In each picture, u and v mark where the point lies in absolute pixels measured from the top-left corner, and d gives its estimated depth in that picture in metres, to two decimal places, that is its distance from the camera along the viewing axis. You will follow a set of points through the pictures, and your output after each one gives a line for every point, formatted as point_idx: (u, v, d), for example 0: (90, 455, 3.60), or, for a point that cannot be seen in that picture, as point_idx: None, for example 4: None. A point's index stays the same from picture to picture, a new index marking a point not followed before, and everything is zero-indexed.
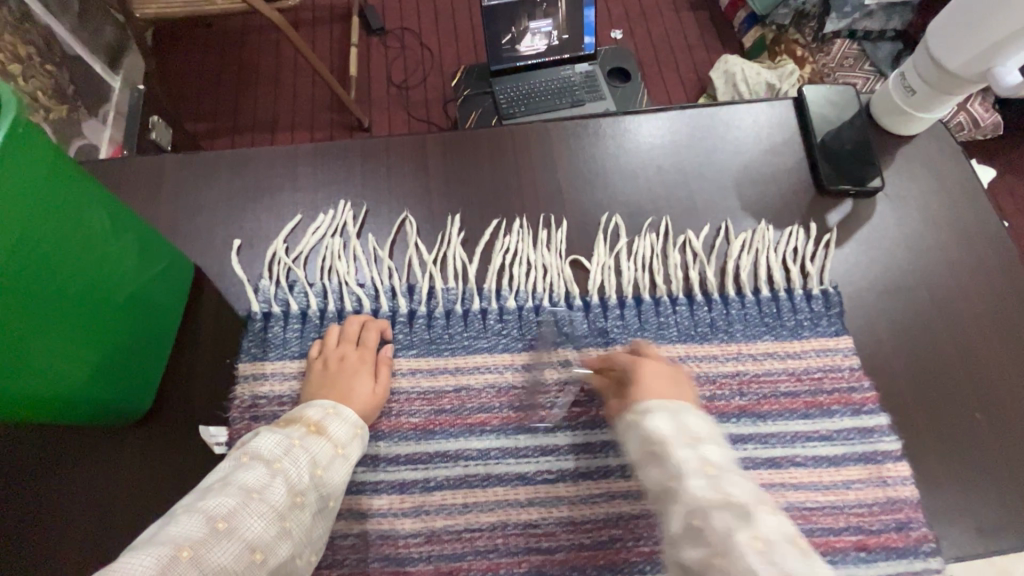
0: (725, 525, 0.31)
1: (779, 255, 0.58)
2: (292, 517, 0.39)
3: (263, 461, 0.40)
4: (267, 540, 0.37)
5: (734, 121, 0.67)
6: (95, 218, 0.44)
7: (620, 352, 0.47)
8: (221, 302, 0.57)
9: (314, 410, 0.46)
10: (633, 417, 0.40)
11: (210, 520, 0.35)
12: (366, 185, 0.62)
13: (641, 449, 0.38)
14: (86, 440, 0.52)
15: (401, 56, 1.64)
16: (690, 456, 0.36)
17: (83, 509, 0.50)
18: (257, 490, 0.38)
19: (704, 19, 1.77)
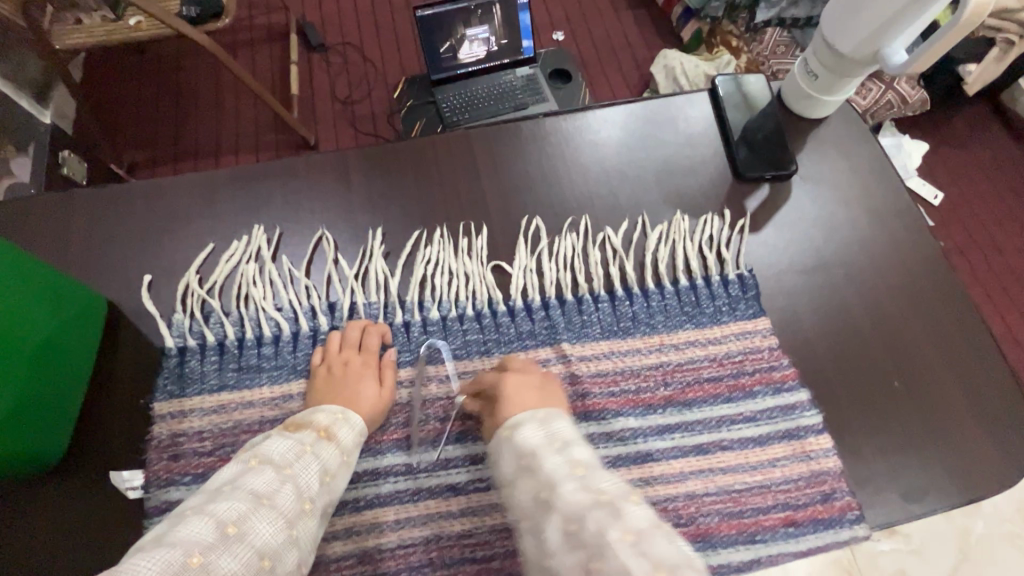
0: (595, 524, 0.34)
1: (696, 244, 0.59)
2: (301, 522, 0.38)
3: (274, 466, 0.39)
4: (276, 546, 0.36)
5: (652, 115, 0.68)
6: None
7: (486, 372, 0.49)
8: (133, 339, 0.54)
9: (324, 415, 0.46)
10: (505, 433, 0.43)
11: (225, 524, 0.34)
12: (286, 205, 0.61)
13: (514, 465, 0.40)
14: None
15: (344, 71, 1.63)
16: (547, 469, 0.38)
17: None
18: (267, 495, 0.37)
19: (643, 17, 1.80)
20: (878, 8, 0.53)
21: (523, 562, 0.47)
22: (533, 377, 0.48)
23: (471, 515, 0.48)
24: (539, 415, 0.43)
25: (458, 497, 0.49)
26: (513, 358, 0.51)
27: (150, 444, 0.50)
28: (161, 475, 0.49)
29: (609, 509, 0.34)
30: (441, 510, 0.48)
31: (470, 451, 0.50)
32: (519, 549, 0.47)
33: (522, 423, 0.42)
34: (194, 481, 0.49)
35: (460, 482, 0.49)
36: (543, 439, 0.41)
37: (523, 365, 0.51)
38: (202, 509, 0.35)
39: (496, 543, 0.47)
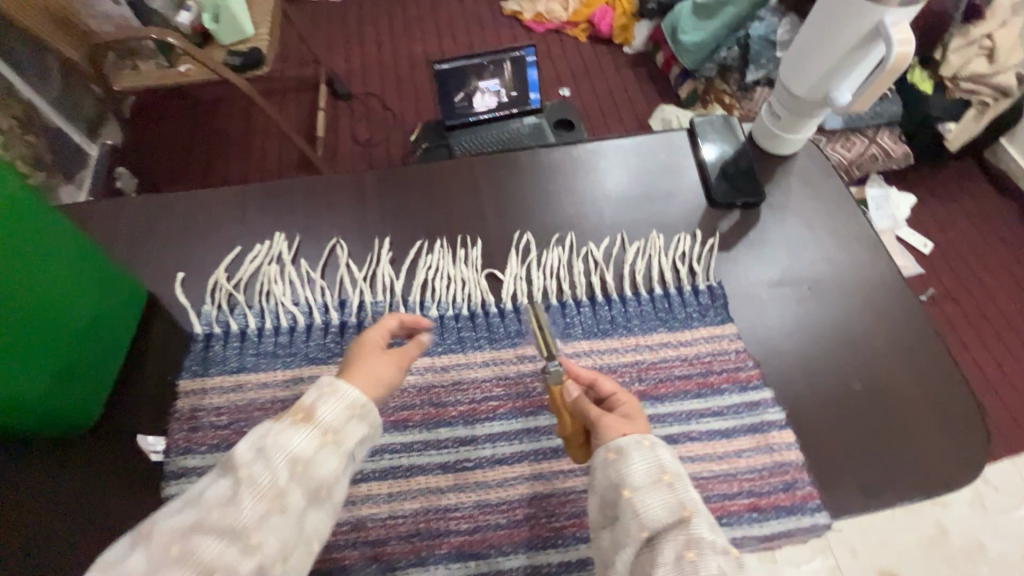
0: (721, 565, 0.36)
1: (670, 258, 0.66)
2: (327, 487, 0.40)
3: (315, 430, 0.40)
4: (310, 503, 0.39)
5: (635, 149, 0.76)
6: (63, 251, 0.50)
7: (604, 378, 0.48)
8: (165, 325, 0.61)
9: (313, 393, 0.42)
10: (642, 439, 0.43)
11: (242, 484, 0.37)
12: (308, 216, 0.69)
13: (652, 475, 0.40)
14: (24, 459, 0.54)
15: (367, 118, 1.78)
16: (691, 499, 0.40)
17: (18, 524, 0.51)
18: (303, 459, 0.39)
19: (644, 76, 1.96)
20: (824, 55, 0.60)
21: (504, 536, 0.50)
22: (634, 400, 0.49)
23: (457, 491, 0.52)
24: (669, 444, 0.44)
25: (446, 475, 0.53)
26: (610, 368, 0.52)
27: (172, 416, 0.56)
28: (181, 443, 0.54)
29: (738, 562, 0.37)
30: (429, 486, 0.52)
31: (459, 434, 0.55)
32: (501, 524, 0.51)
33: (660, 441, 0.43)
34: (209, 450, 0.54)
35: (449, 461, 0.54)
36: (676, 463, 0.42)
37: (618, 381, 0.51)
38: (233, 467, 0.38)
39: (480, 517, 0.51)
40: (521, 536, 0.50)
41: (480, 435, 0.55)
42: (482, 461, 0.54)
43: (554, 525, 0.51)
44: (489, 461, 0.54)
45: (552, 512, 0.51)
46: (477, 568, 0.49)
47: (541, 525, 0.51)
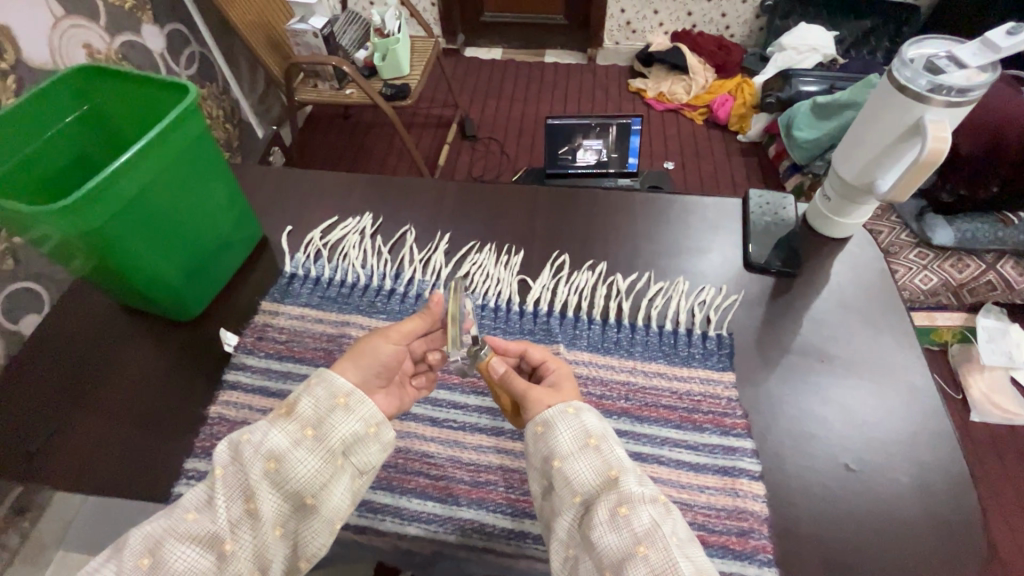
0: (651, 512, 0.44)
1: (689, 302, 0.70)
2: (308, 476, 0.47)
3: (294, 423, 0.48)
4: (313, 487, 0.47)
5: (686, 206, 0.82)
6: (218, 187, 0.69)
7: (533, 349, 0.57)
8: (268, 261, 0.78)
9: (329, 392, 0.49)
10: (568, 408, 0.51)
11: (219, 485, 0.45)
12: (394, 206, 0.84)
13: (578, 443, 0.49)
14: (143, 328, 0.72)
15: (483, 158, 2.03)
16: (616, 459, 0.48)
17: (123, 372, 0.68)
18: (287, 450, 0.46)
19: (753, 165, 2.01)
20: (871, 142, 0.64)
21: (464, 490, 0.57)
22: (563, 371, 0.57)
23: (437, 442, 0.60)
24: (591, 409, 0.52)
25: (432, 427, 0.61)
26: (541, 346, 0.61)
27: (249, 324, 0.71)
28: (247, 345, 0.68)
29: (664, 505, 0.45)
30: (415, 431, 0.61)
31: (453, 399, 0.63)
32: (464, 480, 0.57)
33: (585, 408, 0.51)
34: (264, 355, 0.67)
35: (439, 418, 0.61)
36: (600, 427, 0.50)
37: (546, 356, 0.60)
38: (214, 468, 0.46)
39: (448, 468, 0.58)
40: (477, 495, 0.56)
41: (471, 404, 0.63)
42: (465, 425, 0.61)
43: (508, 495, 0.56)
44: (471, 427, 0.61)
45: (510, 483, 0.57)
46: (432, 509, 0.56)
47: (497, 491, 0.56)
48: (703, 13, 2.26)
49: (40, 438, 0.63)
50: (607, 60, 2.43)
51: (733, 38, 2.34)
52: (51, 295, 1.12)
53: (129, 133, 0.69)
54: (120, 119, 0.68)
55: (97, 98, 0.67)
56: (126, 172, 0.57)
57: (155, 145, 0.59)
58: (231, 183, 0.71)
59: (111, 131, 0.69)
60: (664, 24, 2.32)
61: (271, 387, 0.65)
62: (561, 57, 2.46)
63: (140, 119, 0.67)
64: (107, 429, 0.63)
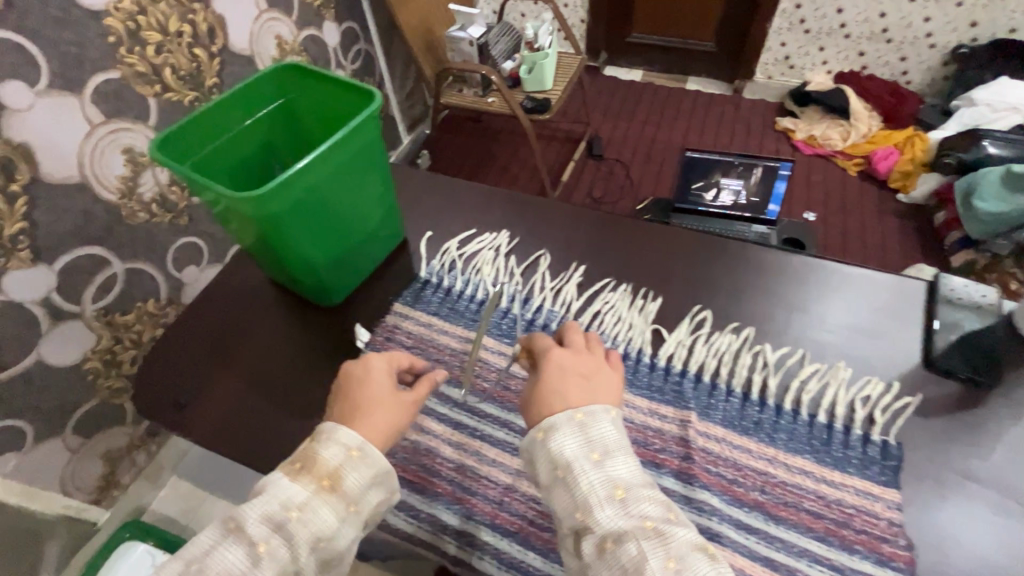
0: (638, 545, 0.44)
1: (848, 394, 0.61)
2: (329, 526, 0.46)
3: (310, 476, 0.47)
4: (330, 532, 0.46)
5: (855, 279, 0.72)
6: (376, 186, 0.72)
7: (540, 341, 0.57)
8: (403, 264, 0.80)
9: (338, 450, 0.48)
10: (540, 430, 0.50)
11: (263, 559, 0.43)
12: (530, 227, 0.83)
13: (550, 474, 0.49)
14: (288, 306, 0.76)
15: (606, 180, 2.01)
16: (590, 482, 0.47)
17: (263, 345, 0.73)
18: (299, 505, 0.46)
19: (912, 229, 1.78)
20: None
21: None
22: (577, 363, 0.54)
23: None
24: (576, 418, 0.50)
25: None
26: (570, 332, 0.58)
27: (380, 324, 0.73)
28: (377, 343, 0.70)
29: (652, 531, 0.45)
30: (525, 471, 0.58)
31: None
32: None
33: (556, 424, 0.50)
34: None
35: None
36: (578, 450, 0.49)
37: (573, 342, 0.57)
38: (254, 544, 0.44)
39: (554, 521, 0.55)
40: None
41: None
42: None
43: None
44: None
45: None
46: (532, 560, 0.53)
47: None
48: (877, 55, 2.04)
49: (188, 393, 0.69)
50: (755, 94, 2.28)
51: (909, 85, 2.08)
52: (210, 252, 1.26)
53: (311, 126, 0.74)
54: (306, 112, 0.73)
55: (293, 92, 0.72)
56: (307, 172, 0.61)
57: (338, 145, 0.63)
58: (387, 183, 0.74)
59: (298, 122, 0.74)
60: (828, 62, 2.13)
61: None
62: (703, 86, 2.35)
63: (324, 116, 0.72)
64: (243, 395, 0.68)
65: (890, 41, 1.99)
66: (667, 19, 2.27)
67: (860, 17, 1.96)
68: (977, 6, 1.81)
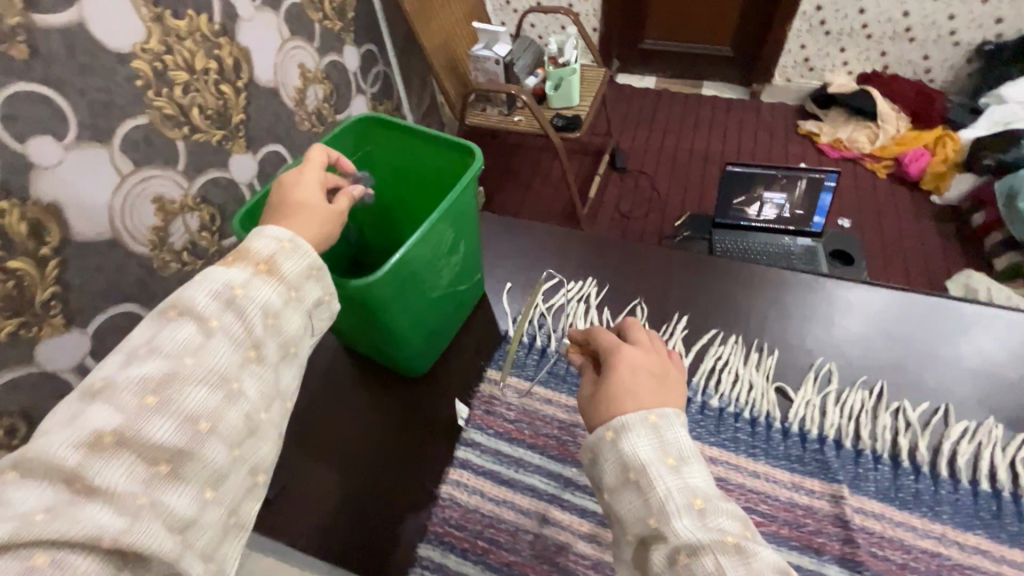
0: (716, 562, 0.37)
1: (1006, 456, 0.57)
2: (274, 305, 0.44)
3: (248, 261, 0.45)
4: (280, 313, 0.45)
5: (980, 320, 0.67)
6: (469, 247, 0.67)
7: (602, 336, 0.52)
8: (486, 322, 0.74)
9: (268, 241, 0.46)
10: (608, 429, 0.44)
11: (216, 332, 0.41)
12: (616, 273, 0.77)
13: (619, 477, 0.43)
14: (369, 377, 0.71)
15: (632, 193, 1.96)
16: (666, 491, 0.41)
17: (352, 424, 0.67)
18: (241, 287, 0.43)
19: (949, 232, 1.76)
20: None
21: None
22: (645, 363, 0.48)
23: None
24: (649, 418, 0.43)
25: None
26: (630, 328, 0.52)
27: (475, 394, 0.67)
28: (477, 418, 0.64)
29: (732, 547, 0.38)
30: None
31: None
32: None
33: (629, 425, 0.43)
34: (493, 434, 0.63)
35: None
36: (653, 453, 0.42)
37: (638, 340, 0.51)
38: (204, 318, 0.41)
39: None
40: None
41: None
42: None
43: None
44: None
45: None
46: None
47: None
48: (900, 54, 2.02)
49: (276, 486, 0.63)
50: (772, 96, 2.24)
51: (932, 83, 2.06)
52: None
53: (389, 178, 0.71)
54: (385, 165, 0.70)
55: (372, 144, 0.69)
56: (416, 247, 0.56)
57: (445, 213, 0.58)
58: (478, 243, 0.69)
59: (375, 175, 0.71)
60: (849, 63, 2.10)
61: (504, 474, 0.60)
62: (720, 90, 2.31)
63: (405, 168, 0.68)
64: (339, 485, 0.62)
65: (912, 41, 1.96)
66: (682, 24, 2.22)
67: (882, 17, 1.93)
68: (1002, 3, 1.79)
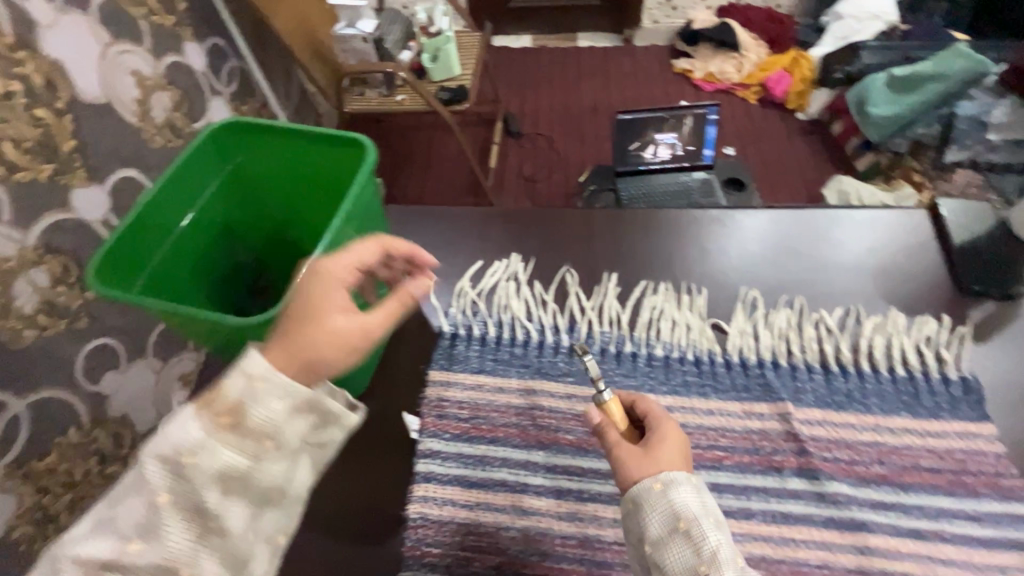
0: None
1: (912, 340, 0.62)
2: (236, 466, 0.38)
3: (208, 415, 0.38)
4: (247, 467, 0.39)
5: (868, 221, 0.73)
6: None
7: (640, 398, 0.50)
8: (418, 321, 0.70)
9: (244, 376, 0.39)
10: (658, 482, 0.43)
11: (166, 510, 0.37)
12: (539, 243, 0.74)
13: (667, 527, 0.42)
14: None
15: (532, 155, 1.95)
16: (713, 547, 0.40)
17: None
18: (192, 454, 0.38)
19: (817, 144, 1.92)
20: None
21: None
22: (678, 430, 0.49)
23: None
24: (693, 480, 0.44)
25: None
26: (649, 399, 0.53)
27: (422, 401, 0.62)
28: (429, 426, 0.60)
29: None
30: None
31: None
32: None
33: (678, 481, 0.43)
34: (450, 438, 0.59)
35: None
36: (699, 508, 0.42)
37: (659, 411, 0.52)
38: (156, 494, 0.37)
39: None
40: None
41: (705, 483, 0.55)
42: None
43: None
44: None
45: None
46: None
47: None
48: None
49: None
50: (645, 41, 2.29)
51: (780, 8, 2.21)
52: None
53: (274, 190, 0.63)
54: (265, 175, 0.62)
55: (244, 155, 0.61)
56: None
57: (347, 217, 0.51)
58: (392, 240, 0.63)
59: (254, 192, 0.63)
60: None
61: (470, 477, 0.57)
62: (596, 40, 2.33)
63: (289, 174, 0.61)
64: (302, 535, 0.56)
65: None
66: None
67: None
68: None
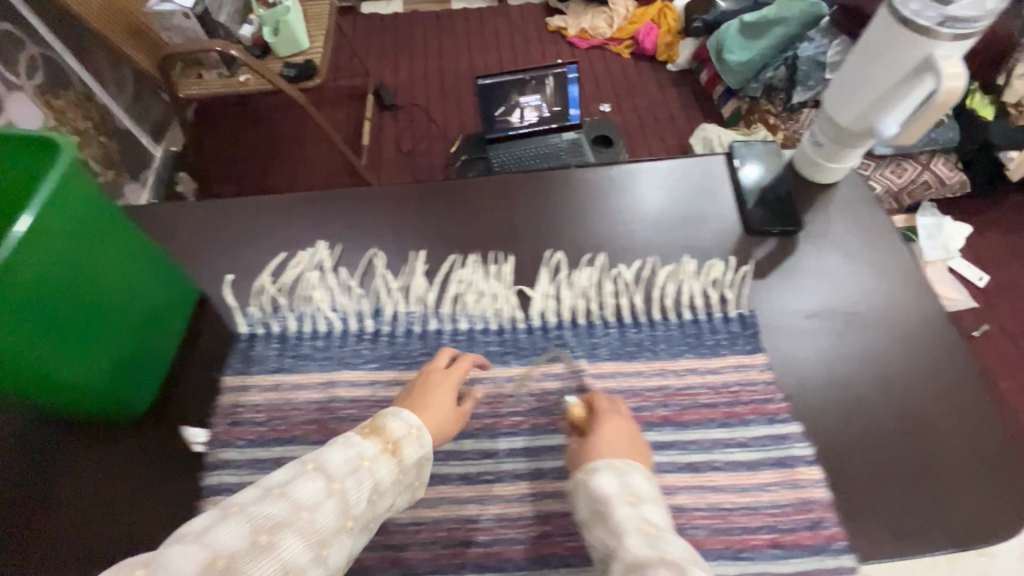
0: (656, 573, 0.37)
1: (700, 283, 0.65)
2: (370, 497, 0.44)
3: (377, 440, 0.46)
4: (365, 502, 0.43)
5: (670, 172, 0.75)
6: (130, 255, 0.54)
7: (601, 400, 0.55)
8: (215, 325, 0.65)
9: (399, 425, 0.48)
10: (582, 473, 0.47)
11: (323, 498, 0.41)
12: (347, 227, 0.71)
13: (590, 510, 0.45)
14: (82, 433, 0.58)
15: (409, 128, 1.87)
16: (626, 519, 0.42)
17: (83, 494, 0.55)
18: (356, 465, 0.44)
19: (688, 92, 1.97)
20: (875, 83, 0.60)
21: (521, 551, 0.51)
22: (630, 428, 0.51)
23: (477, 501, 0.54)
24: (617, 464, 0.47)
25: (469, 485, 0.55)
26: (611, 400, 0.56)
27: (216, 410, 0.59)
28: (222, 436, 0.58)
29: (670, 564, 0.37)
30: (455, 495, 0.54)
31: (483, 447, 0.56)
32: (518, 539, 0.52)
33: (599, 467, 0.46)
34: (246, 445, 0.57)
35: (471, 473, 0.55)
36: (618, 488, 0.45)
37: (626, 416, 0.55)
38: (329, 482, 0.42)
39: (498, 530, 0.52)
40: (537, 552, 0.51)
41: (502, 450, 0.56)
42: (502, 475, 0.55)
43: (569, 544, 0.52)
44: (509, 475, 0.55)
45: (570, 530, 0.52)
46: None
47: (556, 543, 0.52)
48: None
49: None
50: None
51: None
52: None
53: None
54: None
55: None
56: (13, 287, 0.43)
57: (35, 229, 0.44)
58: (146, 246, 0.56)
59: None
60: None
61: None
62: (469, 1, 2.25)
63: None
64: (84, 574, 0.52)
65: None
66: None
67: None
68: None
